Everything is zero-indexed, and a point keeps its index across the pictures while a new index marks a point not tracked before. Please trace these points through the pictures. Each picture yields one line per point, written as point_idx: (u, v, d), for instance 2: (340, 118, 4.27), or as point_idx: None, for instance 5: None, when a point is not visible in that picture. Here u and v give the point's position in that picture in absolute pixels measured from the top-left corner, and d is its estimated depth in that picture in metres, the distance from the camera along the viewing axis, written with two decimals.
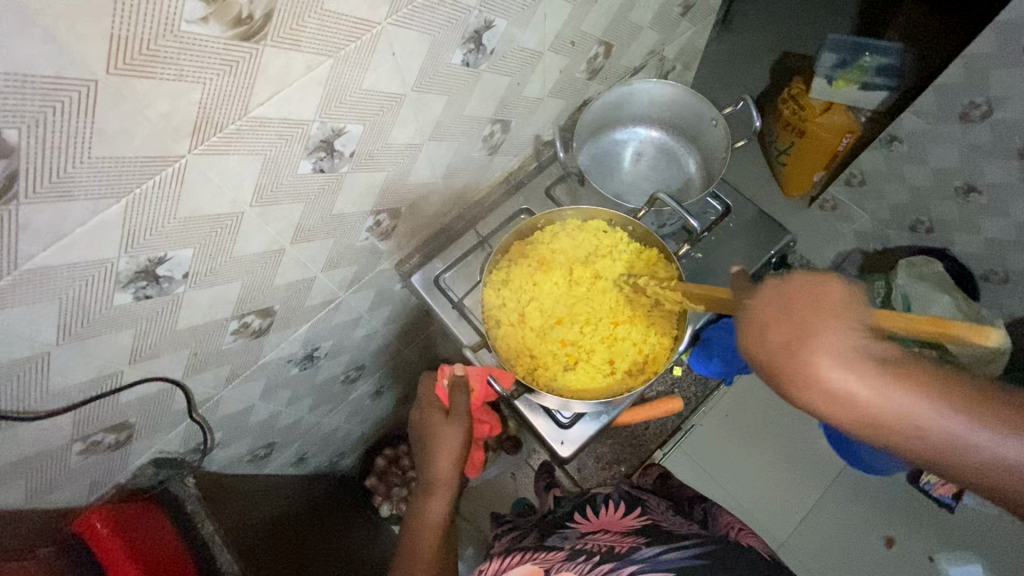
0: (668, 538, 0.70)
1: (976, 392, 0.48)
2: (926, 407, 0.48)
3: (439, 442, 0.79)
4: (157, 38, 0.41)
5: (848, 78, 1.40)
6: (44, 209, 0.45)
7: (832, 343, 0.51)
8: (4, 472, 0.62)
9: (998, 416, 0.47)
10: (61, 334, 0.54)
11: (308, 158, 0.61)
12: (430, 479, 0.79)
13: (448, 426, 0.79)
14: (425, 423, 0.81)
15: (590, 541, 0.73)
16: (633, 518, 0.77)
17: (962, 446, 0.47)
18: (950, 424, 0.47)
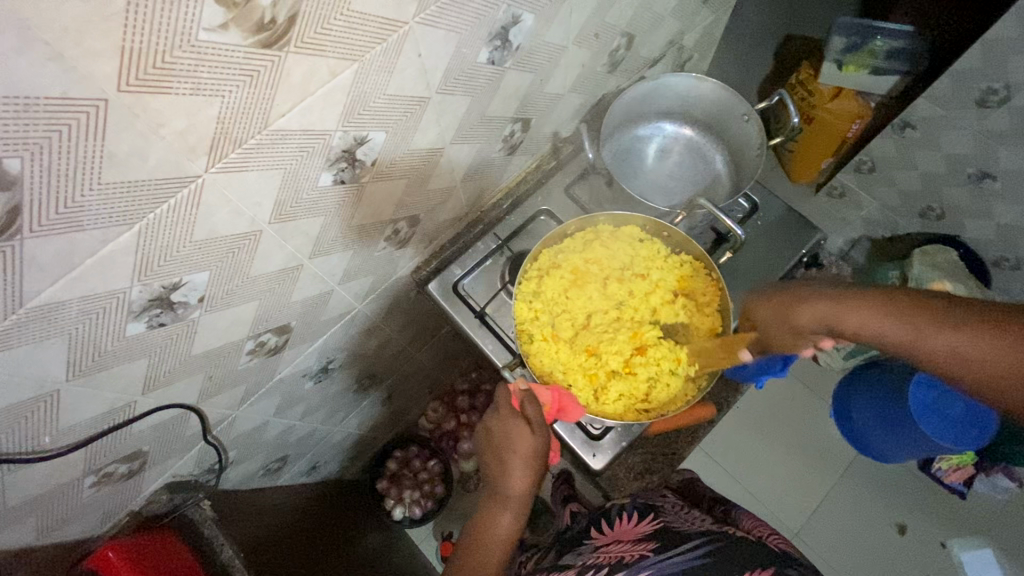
0: (676, 539, 0.68)
1: (942, 306, 0.57)
2: (892, 323, 0.59)
3: (519, 451, 0.68)
4: (172, 49, 0.37)
5: (858, 62, 1.28)
6: (51, 242, 0.40)
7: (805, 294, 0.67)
8: (15, 513, 0.59)
9: (957, 317, 0.55)
10: (71, 369, 0.50)
11: (329, 169, 0.57)
12: (501, 492, 0.69)
13: (531, 433, 0.67)
14: (505, 429, 0.69)
15: (601, 554, 0.72)
16: (645, 524, 0.75)
17: (928, 349, 0.56)
18: (927, 337, 0.56)
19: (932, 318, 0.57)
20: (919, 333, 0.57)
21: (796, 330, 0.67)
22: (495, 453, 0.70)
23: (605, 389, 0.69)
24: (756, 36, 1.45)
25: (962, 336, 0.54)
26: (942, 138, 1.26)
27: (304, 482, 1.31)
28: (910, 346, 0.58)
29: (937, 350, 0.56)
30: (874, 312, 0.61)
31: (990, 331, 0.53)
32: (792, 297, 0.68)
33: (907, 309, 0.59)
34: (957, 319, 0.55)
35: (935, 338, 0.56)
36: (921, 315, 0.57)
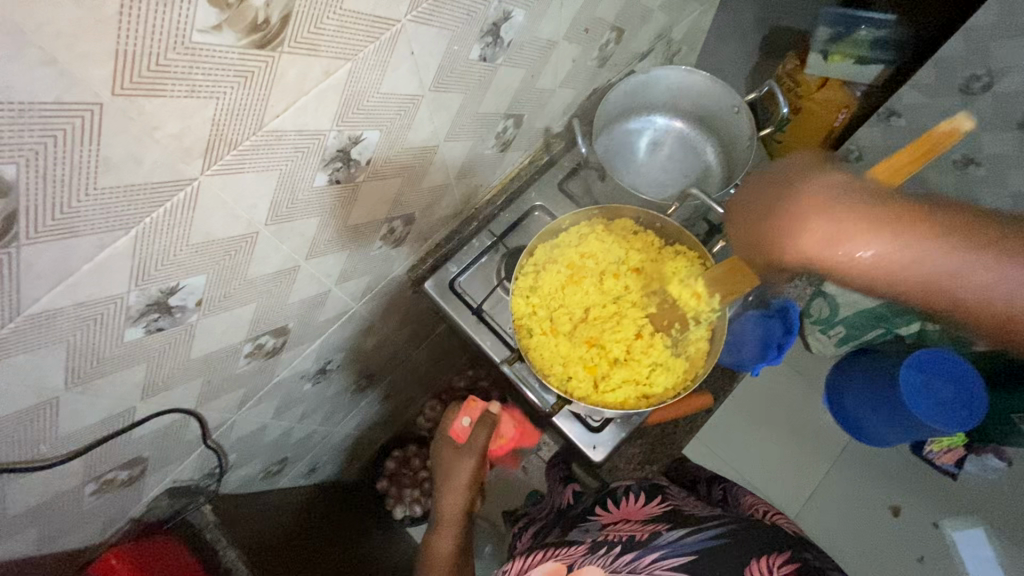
0: (689, 521, 0.70)
1: (974, 232, 0.48)
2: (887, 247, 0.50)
3: (455, 474, 0.96)
4: (166, 52, 0.37)
5: (843, 51, 1.31)
6: (47, 249, 0.40)
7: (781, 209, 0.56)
8: (16, 523, 0.58)
9: (995, 251, 0.47)
10: (70, 377, 0.50)
11: (324, 170, 0.56)
12: (443, 516, 0.96)
13: (462, 457, 0.95)
14: (445, 463, 0.97)
15: (610, 531, 0.73)
16: (653, 507, 0.77)
17: (956, 294, 0.49)
18: (959, 271, 0.48)
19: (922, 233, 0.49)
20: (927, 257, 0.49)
21: (777, 255, 0.56)
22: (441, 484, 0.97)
23: (605, 380, 0.69)
24: (742, 28, 1.46)
25: (999, 273, 0.47)
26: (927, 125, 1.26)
27: (303, 484, 1.30)
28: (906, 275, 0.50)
29: (966, 293, 0.48)
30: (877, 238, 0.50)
31: (994, 253, 0.47)
32: (781, 200, 0.56)
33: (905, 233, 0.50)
34: (993, 251, 0.47)
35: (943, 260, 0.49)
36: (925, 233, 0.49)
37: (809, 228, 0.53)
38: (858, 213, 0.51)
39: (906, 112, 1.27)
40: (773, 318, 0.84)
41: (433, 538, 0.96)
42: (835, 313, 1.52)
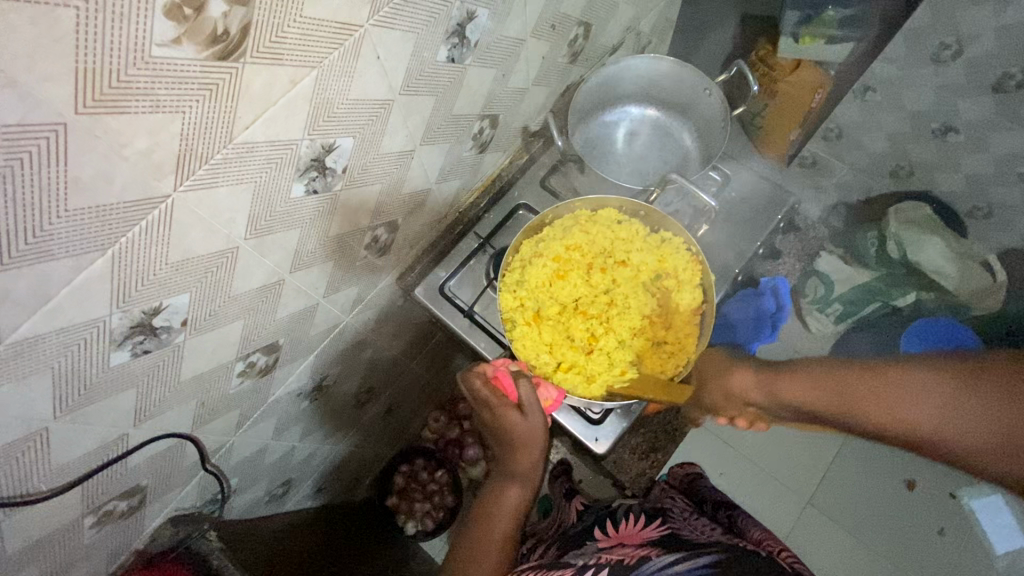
0: (684, 547, 0.66)
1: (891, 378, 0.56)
2: (810, 388, 0.63)
3: (518, 434, 0.69)
4: (126, 68, 0.37)
5: (813, 33, 1.30)
6: (22, 274, 0.40)
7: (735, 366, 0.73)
8: (15, 562, 0.57)
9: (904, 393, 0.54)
10: (59, 405, 0.49)
11: (300, 180, 0.57)
12: (512, 469, 0.70)
13: (526, 417, 0.69)
14: (499, 416, 0.70)
15: (603, 554, 0.70)
16: (652, 530, 0.75)
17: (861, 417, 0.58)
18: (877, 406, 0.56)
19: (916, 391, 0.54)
20: (827, 400, 0.61)
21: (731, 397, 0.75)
22: (496, 439, 0.72)
23: (596, 375, 0.68)
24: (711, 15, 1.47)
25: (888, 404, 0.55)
26: (903, 98, 1.43)
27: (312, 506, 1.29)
28: (831, 411, 0.61)
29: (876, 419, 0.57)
30: (796, 380, 0.66)
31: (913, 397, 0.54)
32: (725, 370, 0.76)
33: (809, 377, 0.64)
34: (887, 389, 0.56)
35: (836, 400, 0.60)
36: (864, 389, 0.58)
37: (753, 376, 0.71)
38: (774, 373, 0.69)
39: (880, 87, 1.45)
40: (765, 297, 0.85)
41: (493, 494, 0.70)
42: (831, 293, 1.60)
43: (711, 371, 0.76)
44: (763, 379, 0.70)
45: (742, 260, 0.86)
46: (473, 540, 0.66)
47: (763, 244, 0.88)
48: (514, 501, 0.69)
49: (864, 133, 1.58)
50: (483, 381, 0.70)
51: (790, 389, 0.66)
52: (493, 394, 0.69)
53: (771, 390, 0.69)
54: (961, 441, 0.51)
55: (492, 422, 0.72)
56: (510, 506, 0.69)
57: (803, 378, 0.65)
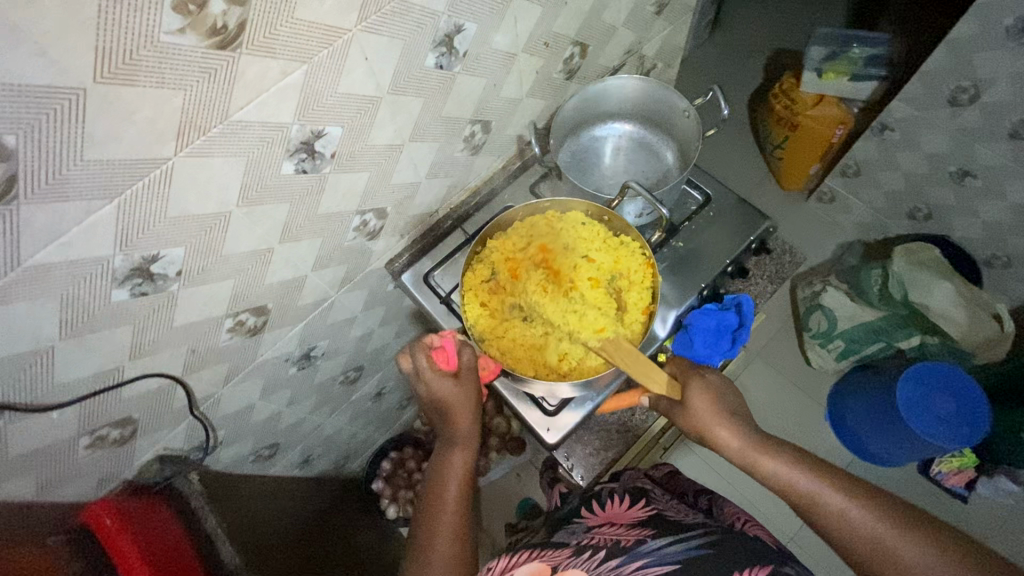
0: (672, 529, 0.70)
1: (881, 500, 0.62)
2: (803, 472, 0.66)
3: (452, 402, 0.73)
4: (138, 49, 0.46)
5: (837, 69, 1.54)
6: (41, 209, 0.49)
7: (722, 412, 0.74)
8: (17, 464, 0.67)
9: (887, 514, 0.60)
10: (65, 328, 0.59)
11: (290, 159, 0.65)
12: (453, 434, 0.75)
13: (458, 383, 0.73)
14: (433, 390, 0.74)
15: (596, 534, 0.73)
16: (639, 510, 0.78)
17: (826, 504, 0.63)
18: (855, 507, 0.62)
19: (914, 521, 0.59)
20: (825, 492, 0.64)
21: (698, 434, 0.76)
22: (434, 412, 0.76)
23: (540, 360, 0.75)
24: None
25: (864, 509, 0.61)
26: (919, 138, 1.42)
27: (300, 476, 1.36)
28: (821, 501, 0.64)
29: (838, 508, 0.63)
30: (789, 459, 0.68)
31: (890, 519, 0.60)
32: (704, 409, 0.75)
33: (804, 464, 0.67)
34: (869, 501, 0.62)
35: (836, 496, 0.63)
36: (836, 489, 0.64)
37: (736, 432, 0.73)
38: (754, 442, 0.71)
39: (897, 126, 1.43)
40: (729, 312, 0.87)
41: (439, 461, 0.76)
42: (833, 329, 1.56)
43: (708, 406, 0.74)
44: (747, 446, 0.71)
45: (711, 277, 0.90)
46: (428, 517, 0.71)
47: (731, 262, 0.91)
48: (460, 462, 0.75)
49: (881, 172, 1.57)
50: (418, 357, 0.74)
51: (782, 464, 0.68)
52: (426, 365, 0.73)
53: (750, 459, 0.71)
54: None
55: (427, 395, 0.75)
56: (456, 466, 0.74)
57: (799, 461, 0.68)
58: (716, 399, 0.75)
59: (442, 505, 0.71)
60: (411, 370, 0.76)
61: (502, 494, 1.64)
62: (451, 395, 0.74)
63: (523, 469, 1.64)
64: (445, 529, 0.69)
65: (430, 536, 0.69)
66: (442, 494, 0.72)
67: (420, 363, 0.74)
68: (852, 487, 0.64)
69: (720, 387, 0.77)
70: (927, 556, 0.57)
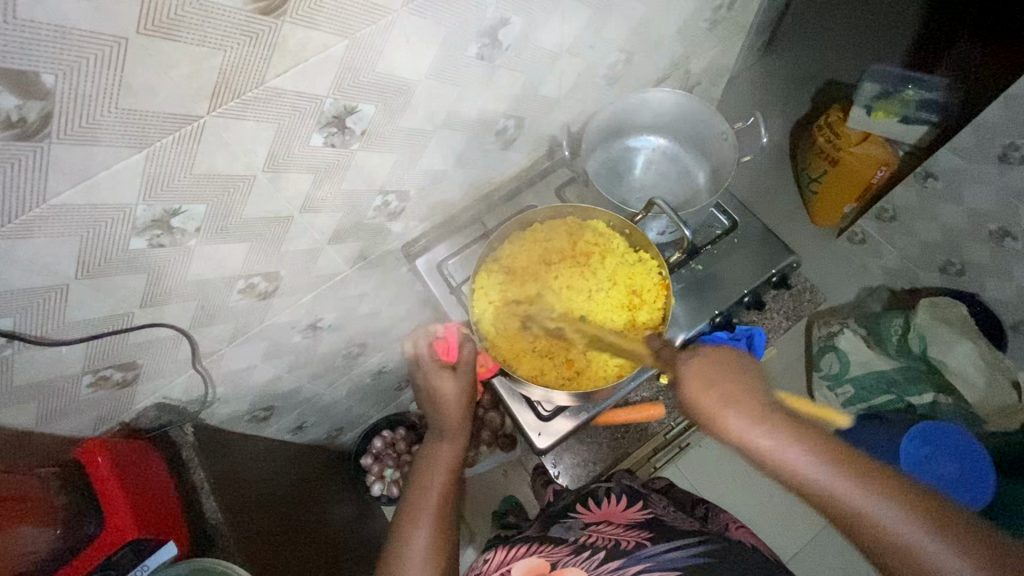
0: (671, 535, 0.69)
1: (922, 498, 0.51)
2: (823, 465, 0.55)
3: (446, 391, 0.75)
4: (183, 5, 0.46)
5: (887, 109, 1.48)
6: (72, 150, 0.50)
7: (726, 389, 0.61)
8: (20, 392, 0.69)
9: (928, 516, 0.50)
10: (81, 269, 0.60)
11: (320, 131, 0.65)
12: (445, 426, 0.76)
13: (454, 374, 0.75)
14: (430, 379, 0.76)
15: (595, 533, 0.73)
16: (636, 513, 0.78)
17: (855, 507, 0.52)
18: (886, 510, 0.51)
19: (968, 536, 0.48)
20: (853, 491, 0.53)
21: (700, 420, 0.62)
22: (429, 403, 0.78)
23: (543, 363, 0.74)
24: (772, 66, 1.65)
25: (898, 511, 0.50)
26: (962, 193, 1.38)
27: (290, 441, 1.38)
28: (846, 502, 0.52)
29: (871, 513, 0.51)
30: (804, 448, 0.56)
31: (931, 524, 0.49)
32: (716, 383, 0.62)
33: (824, 451, 0.55)
34: (904, 502, 0.51)
35: (867, 496, 0.52)
36: (865, 485, 0.52)
37: (743, 415, 0.59)
38: (765, 429, 0.58)
39: (941, 175, 1.39)
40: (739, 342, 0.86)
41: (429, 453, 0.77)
42: (845, 372, 1.53)
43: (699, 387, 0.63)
44: (754, 431, 0.58)
45: (725, 305, 0.88)
46: (412, 505, 0.72)
47: (749, 293, 0.89)
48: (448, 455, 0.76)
49: (917, 222, 1.54)
50: (418, 343, 0.76)
51: (808, 456, 0.55)
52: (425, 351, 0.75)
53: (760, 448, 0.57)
54: None
55: (424, 385, 0.77)
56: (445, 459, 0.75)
57: (820, 447, 0.56)
58: (712, 374, 0.63)
59: (428, 491, 0.72)
60: (412, 355, 0.78)
61: (488, 487, 1.65)
62: (448, 387, 0.75)
63: (512, 467, 1.65)
64: (425, 523, 0.69)
65: (410, 528, 0.69)
66: (429, 481, 0.74)
67: (421, 351, 0.76)
68: (883, 482, 0.52)
69: (720, 356, 0.64)
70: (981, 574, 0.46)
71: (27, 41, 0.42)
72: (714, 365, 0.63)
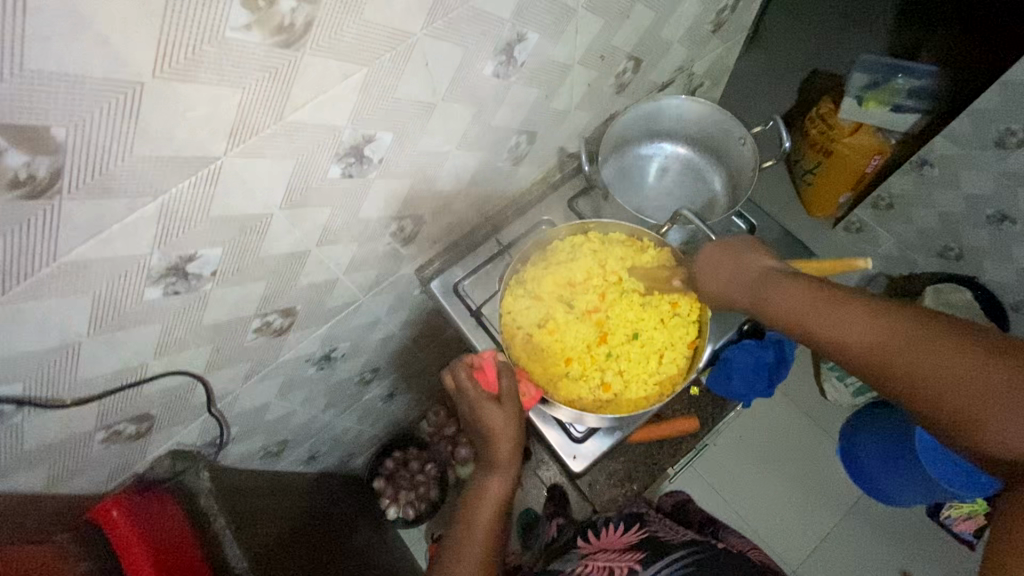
0: (663, 553, 0.69)
1: (919, 316, 0.52)
2: (814, 305, 0.58)
3: (493, 427, 0.72)
4: (202, 44, 0.43)
5: (878, 98, 1.46)
6: (85, 204, 0.46)
7: (723, 267, 0.69)
8: (31, 457, 0.64)
9: (919, 333, 0.51)
10: (93, 325, 0.56)
11: (338, 163, 0.62)
12: (491, 462, 0.74)
13: (501, 408, 0.71)
14: (474, 412, 0.73)
15: (590, 564, 0.72)
16: (629, 532, 0.76)
17: (845, 343, 0.56)
18: (884, 338, 0.53)
19: (973, 345, 0.48)
20: (836, 322, 0.56)
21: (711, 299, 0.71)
22: (476, 435, 0.75)
23: (581, 386, 0.74)
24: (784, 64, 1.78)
25: (885, 334, 0.53)
26: (960, 178, 1.35)
27: (302, 471, 1.34)
28: (835, 337, 0.56)
29: (858, 344, 0.55)
30: (797, 294, 0.60)
31: (926, 340, 0.50)
32: (732, 261, 0.68)
33: (821, 294, 0.59)
34: (889, 322, 0.53)
35: (854, 328, 0.55)
36: (857, 317, 0.55)
37: (738, 283, 0.67)
38: (760, 290, 0.64)
39: (938, 163, 1.36)
40: (768, 349, 0.86)
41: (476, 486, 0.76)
42: None
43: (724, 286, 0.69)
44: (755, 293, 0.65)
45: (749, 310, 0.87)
46: (458, 540, 0.72)
47: None
48: (496, 491, 0.74)
49: (916, 209, 1.49)
50: (457, 368, 0.74)
51: (800, 301, 0.60)
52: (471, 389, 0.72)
53: (757, 300, 0.65)
54: (996, 417, 0.45)
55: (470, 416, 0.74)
56: (491, 495, 0.73)
57: (810, 293, 0.59)
58: (727, 259, 0.69)
59: (473, 528, 0.72)
60: (454, 387, 0.75)
61: None
62: (495, 420, 0.72)
63: None
64: (470, 564, 0.70)
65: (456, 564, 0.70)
66: (475, 518, 0.73)
67: (462, 384, 0.73)
68: (877, 313, 0.54)
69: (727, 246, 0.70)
70: (978, 380, 0.47)
71: (36, 95, 0.38)
72: (721, 251, 0.70)
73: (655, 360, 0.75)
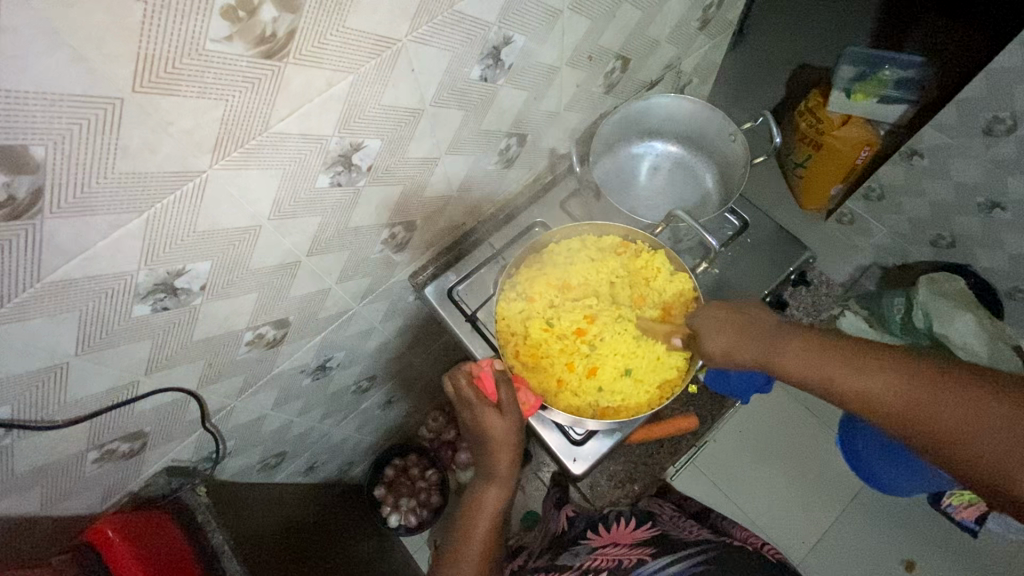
0: (674, 546, 0.70)
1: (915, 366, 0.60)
2: (825, 362, 0.65)
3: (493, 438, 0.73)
4: (181, 57, 0.42)
5: (866, 90, 1.46)
6: (68, 223, 0.45)
7: (727, 327, 0.71)
8: (21, 481, 0.63)
9: (914, 380, 0.59)
10: (81, 345, 0.55)
11: (326, 173, 0.61)
12: (490, 471, 0.75)
13: (503, 419, 0.72)
14: (475, 421, 0.74)
15: (600, 556, 0.75)
16: (642, 530, 0.79)
17: (854, 392, 0.63)
18: (886, 388, 0.61)
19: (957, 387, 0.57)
20: (847, 377, 0.63)
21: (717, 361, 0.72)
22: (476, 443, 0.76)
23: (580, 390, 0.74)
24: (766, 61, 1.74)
25: (886, 385, 0.61)
26: (949, 167, 1.34)
27: (302, 482, 1.34)
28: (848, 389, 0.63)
29: (868, 394, 0.62)
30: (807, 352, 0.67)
31: (924, 387, 0.58)
32: (737, 326, 0.71)
33: (831, 352, 0.66)
34: (887, 371, 0.61)
35: (863, 381, 0.62)
36: (867, 371, 0.62)
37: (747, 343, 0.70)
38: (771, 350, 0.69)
39: (927, 153, 1.35)
40: None
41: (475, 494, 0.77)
42: None
43: (733, 345, 0.70)
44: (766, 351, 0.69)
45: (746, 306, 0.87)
46: (456, 546, 0.74)
47: (769, 294, 0.88)
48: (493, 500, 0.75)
49: (906, 198, 1.48)
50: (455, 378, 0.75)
51: (812, 360, 0.66)
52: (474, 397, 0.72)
53: (769, 359, 0.69)
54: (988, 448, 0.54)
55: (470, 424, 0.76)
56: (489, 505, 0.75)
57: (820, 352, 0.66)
58: (728, 322, 0.71)
59: (471, 535, 0.74)
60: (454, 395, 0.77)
61: None
62: (495, 429, 0.73)
63: None
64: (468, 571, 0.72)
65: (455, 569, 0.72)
66: (473, 527, 0.75)
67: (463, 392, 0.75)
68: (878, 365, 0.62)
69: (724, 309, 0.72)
70: (974, 418, 0.55)
71: (13, 115, 0.37)
72: (721, 313, 0.72)
73: (653, 361, 0.74)
